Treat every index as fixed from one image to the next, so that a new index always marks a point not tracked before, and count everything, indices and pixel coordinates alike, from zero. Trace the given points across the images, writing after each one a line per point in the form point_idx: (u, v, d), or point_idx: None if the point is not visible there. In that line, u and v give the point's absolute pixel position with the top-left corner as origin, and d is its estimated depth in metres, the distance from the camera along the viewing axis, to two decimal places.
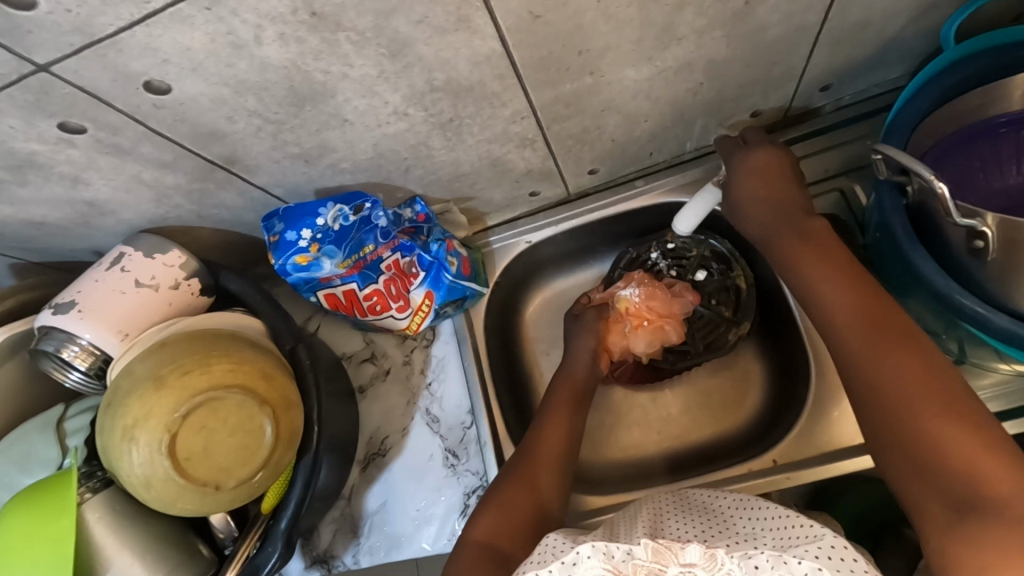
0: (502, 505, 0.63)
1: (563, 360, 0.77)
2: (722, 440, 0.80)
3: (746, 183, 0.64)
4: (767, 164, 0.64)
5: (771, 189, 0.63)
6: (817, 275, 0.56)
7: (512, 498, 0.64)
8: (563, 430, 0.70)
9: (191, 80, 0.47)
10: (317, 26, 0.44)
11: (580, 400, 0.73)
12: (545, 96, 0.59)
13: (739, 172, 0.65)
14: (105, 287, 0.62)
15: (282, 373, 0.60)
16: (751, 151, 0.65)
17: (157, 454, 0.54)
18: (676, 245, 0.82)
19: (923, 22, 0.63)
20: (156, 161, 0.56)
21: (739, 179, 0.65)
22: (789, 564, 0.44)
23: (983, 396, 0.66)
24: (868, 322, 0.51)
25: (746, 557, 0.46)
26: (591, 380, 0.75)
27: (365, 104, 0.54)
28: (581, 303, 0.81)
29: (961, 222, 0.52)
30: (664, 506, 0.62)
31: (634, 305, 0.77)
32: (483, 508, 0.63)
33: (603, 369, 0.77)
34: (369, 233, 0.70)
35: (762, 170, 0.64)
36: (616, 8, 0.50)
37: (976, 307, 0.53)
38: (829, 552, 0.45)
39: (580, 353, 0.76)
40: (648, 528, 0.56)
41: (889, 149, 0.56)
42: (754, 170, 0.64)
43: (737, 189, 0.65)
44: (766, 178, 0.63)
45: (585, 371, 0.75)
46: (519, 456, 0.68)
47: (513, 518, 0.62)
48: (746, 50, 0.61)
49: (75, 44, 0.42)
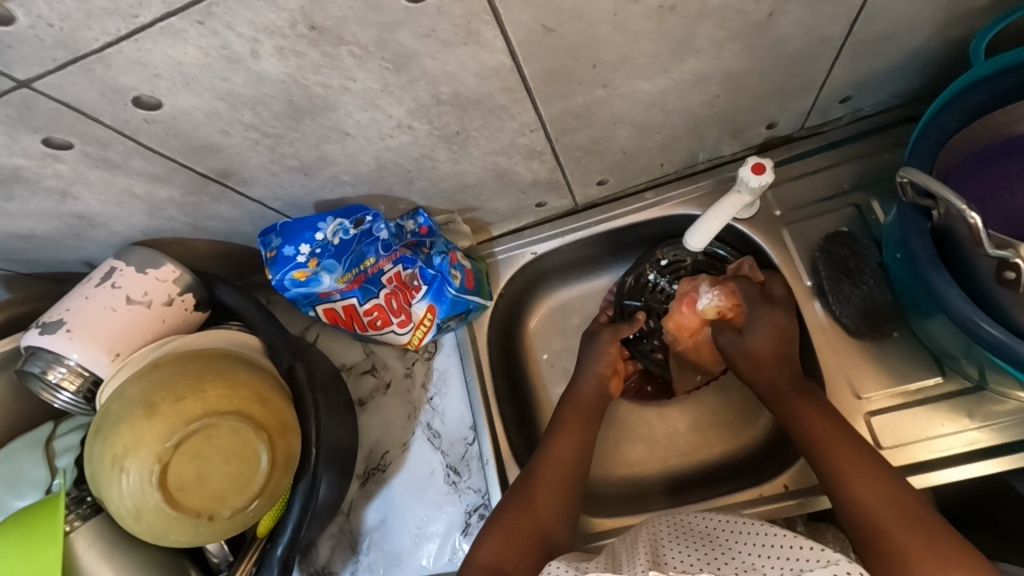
0: (501, 533, 0.61)
1: (572, 381, 0.76)
2: (730, 457, 0.78)
3: (754, 344, 0.67)
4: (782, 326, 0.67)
5: (778, 351, 0.66)
6: (805, 409, 0.63)
7: (515, 522, 0.62)
8: (573, 450, 0.69)
9: (184, 94, 0.45)
10: (317, 40, 0.42)
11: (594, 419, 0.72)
12: (554, 108, 0.57)
13: (756, 326, 0.67)
14: (94, 305, 0.60)
15: (279, 397, 0.58)
16: (763, 316, 0.67)
17: (149, 484, 0.52)
18: (670, 258, 0.80)
19: (951, 33, 0.61)
20: (148, 175, 0.54)
21: (749, 335, 0.68)
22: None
23: (999, 423, 0.63)
24: (838, 433, 0.60)
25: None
26: (597, 402, 0.73)
27: (367, 118, 0.52)
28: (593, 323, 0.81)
29: (994, 253, 0.50)
30: (661, 533, 0.59)
31: (722, 309, 0.73)
32: (488, 530, 0.61)
33: (612, 391, 0.76)
34: (370, 245, 0.68)
35: (776, 333, 0.67)
36: (632, 21, 0.48)
37: (998, 336, 0.51)
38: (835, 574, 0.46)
39: (590, 366, 0.75)
40: (651, 553, 0.54)
41: (915, 175, 0.54)
42: (763, 330, 0.67)
43: (750, 340, 0.68)
44: (776, 340, 0.67)
45: (595, 395, 0.74)
46: (525, 476, 0.67)
47: (511, 542, 0.61)
48: (766, 62, 0.58)
49: (58, 59, 0.40)
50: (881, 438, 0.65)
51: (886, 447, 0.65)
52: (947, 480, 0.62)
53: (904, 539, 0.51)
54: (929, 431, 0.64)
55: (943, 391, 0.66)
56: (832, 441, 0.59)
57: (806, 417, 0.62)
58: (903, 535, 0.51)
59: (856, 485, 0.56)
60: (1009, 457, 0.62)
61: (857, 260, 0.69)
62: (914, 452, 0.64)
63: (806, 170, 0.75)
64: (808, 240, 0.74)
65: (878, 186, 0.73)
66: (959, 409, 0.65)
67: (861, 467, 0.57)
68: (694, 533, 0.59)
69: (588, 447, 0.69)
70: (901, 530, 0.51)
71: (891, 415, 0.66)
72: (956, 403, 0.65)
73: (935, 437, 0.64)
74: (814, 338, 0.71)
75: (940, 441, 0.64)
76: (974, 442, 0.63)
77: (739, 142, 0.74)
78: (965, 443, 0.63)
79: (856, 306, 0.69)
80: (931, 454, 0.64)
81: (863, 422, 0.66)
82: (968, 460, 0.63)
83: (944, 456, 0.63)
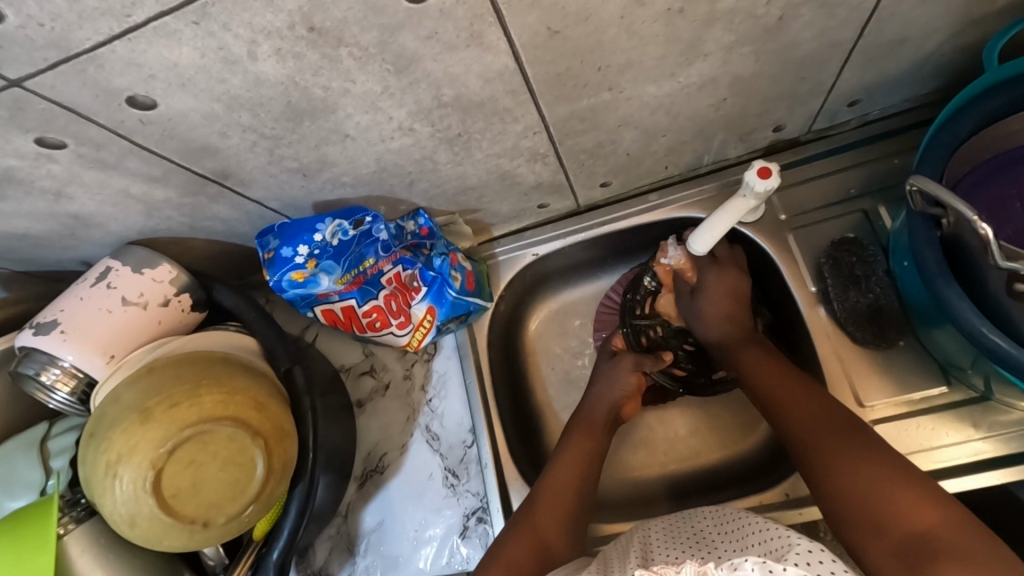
0: (506, 566, 0.59)
1: (581, 403, 0.74)
2: (733, 464, 0.77)
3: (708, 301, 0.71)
4: (733, 287, 0.71)
5: (729, 313, 0.71)
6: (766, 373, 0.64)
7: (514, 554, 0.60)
8: (580, 468, 0.67)
9: (180, 96, 0.44)
10: (316, 41, 0.41)
11: (598, 437, 0.70)
12: (559, 111, 0.56)
13: (705, 287, 0.72)
14: (90, 305, 0.59)
15: (277, 404, 0.57)
16: (711, 275, 0.71)
17: (142, 491, 0.52)
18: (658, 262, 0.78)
19: (963, 38, 0.59)
20: (145, 176, 0.53)
21: (699, 297, 0.72)
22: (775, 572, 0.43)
23: (1005, 434, 0.62)
24: (801, 395, 0.60)
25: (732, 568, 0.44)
26: (607, 420, 0.72)
27: (368, 120, 0.51)
28: (608, 347, 0.78)
29: (1004, 266, 0.49)
30: (651, 538, 0.58)
31: (682, 265, 0.74)
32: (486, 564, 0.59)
33: (626, 415, 0.75)
34: (369, 246, 0.67)
35: (727, 291, 0.71)
36: (640, 25, 0.47)
37: (1008, 348, 0.50)
38: (809, 559, 0.44)
39: (603, 389, 0.74)
40: (640, 558, 0.53)
41: (925, 183, 0.53)
42: (712, 292, 0.71)
43: (703, 301, 0.72)
44: (726, 298, 0.71)
45: (605, 417, 0.72)
46: (534, 493, 0.66)
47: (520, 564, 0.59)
48: (775, 67, 0.57)
49: (50, 59, 0.39)
50: None
51: None
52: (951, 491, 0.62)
53: (874, 488, 0.49)
54: (932, 441, 0.64)
55: (947, 401, 0.65)
56: (804, 409, 0.58)
57: (775, 379, 0.62)
58: (875, 483, 0.50)
59: (824, 449, 0.54)
60: (1015, 469, 0.61)
61: (864, 267, 0.69)
62: (917, 462, 0.63)
63: (812, 174, 0.74)
64: (813, 246, 0.73)
65: (886, 191, 0.71)
66: (964, 419, 0.64)
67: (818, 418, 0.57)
68: (684, 536, 0.57)
69: (588, 468, 0.68)
70: (875, 480, 0.50)
71: (894, 424, 0.65)
72: (961, 412, 0.64)
73: (939, 447, 0.63)
74: (819, 346, 0.70)
75: (944, 450, 0.63)
76: (979, 453, 0.62)
77: (745, 146, 0.73)
78: (969, 454, 0.63)
79: (862, 312, 0.68)
80: (935, 465, 0.63)
81: None
82: (971, 471, 0.62)
83: (948, 466, 0.63)
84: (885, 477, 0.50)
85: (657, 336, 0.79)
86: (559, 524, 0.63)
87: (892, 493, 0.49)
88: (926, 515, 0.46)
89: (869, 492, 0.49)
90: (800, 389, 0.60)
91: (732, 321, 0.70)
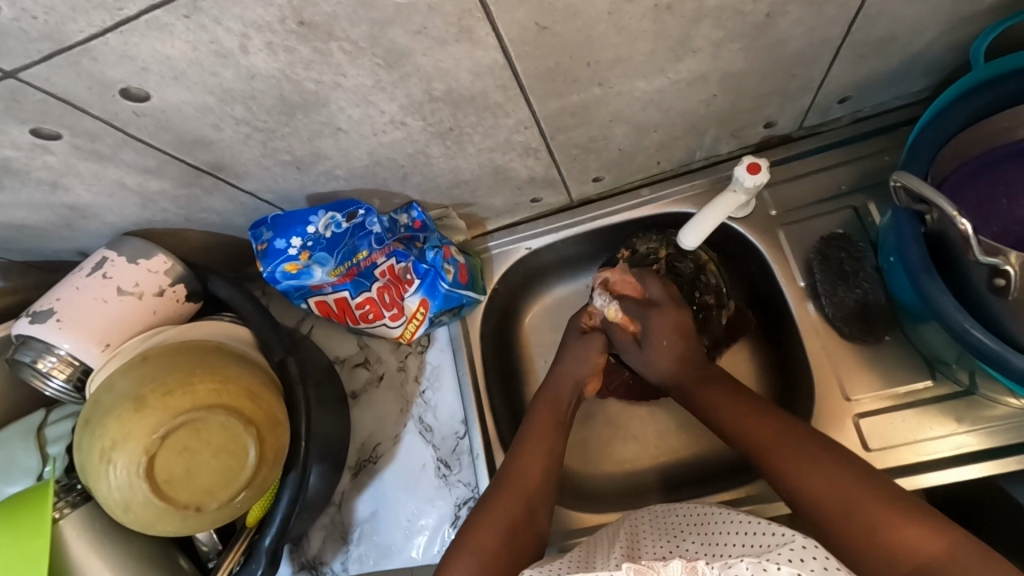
0: (477, 544, 0.57)
1: (547, 378, 0.73)
2: (723, 457, 0.78)
3: (657, 352, 0.69)
4: (680, 325, 0.69)
5: (678, 354, 0.68)
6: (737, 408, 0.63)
7: (485, 536, 0.58)
8: (548, 438, 0.67)
9: (173, 88, 0.44)
10: (306, 35, 0.41)
11: (559, 421, 0.69)
12: (549, 106, 0.56)
13: (650, 335, 0.69)
14: (86, 295, 0.60)
15: (270, 392, 0.58)
16: (653, 317, 0.69)
17: (136, 477, 0.53)
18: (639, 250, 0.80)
19: (952, 37, 0.60)
20: (140, 167, 0.54)
21: (647, 348, 0.69)
22: (769, 572, 0.42)
23: (988, 428, 0.63)
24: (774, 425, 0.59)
25: (725, 566, 0.44)
26: (570, 401, 0.71)
27: (360, 113, 0.51)
28: (576, 325, 0.75)
29: (984, 260, 0.50)
30: (640, 529, 0.59)
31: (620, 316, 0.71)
32: (460, 549, 0.57)
33: (589, 392, 0.73)
34: (363, 239, 0.68)
35: (671, 332, 0.68)
36: (628, 20, 0.47)
37: (992, 344, 0.50)
38: (803, 555, 0.43)
39: (568, 368, 0.72)
40: (626, 549, 0.54)
41: (908, 179, 0.54)
42: (659, 339, 0.68)
43: (652, 354, 0.69)
44: (676, 339, 0.68)
45: (570, 394, 0.71)
46: (499, 478, 0.64)
47: (484, 556, 0.56)
48: (764, 64, 0.58)
49: (44, 51, 0.40)
50: (869, 440, 0.65)
51: (875, 449, 0.65)
52: (934, 483, 0.62)
53: (870, 516, 0.49)
54: (917, 435, 0.64)
55: (933, 395, 0.66)
56: (787, 442, 0.57)
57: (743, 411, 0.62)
58: (873, 510, 0.50)
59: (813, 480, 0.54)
60: (998, 462, 0.62)
61: (852, 263, 0.70)
62: (903, 455, 0.64)
63: (804, 170, 0.75)
64: (803, 241, 0.74)
65: (876, 188, 0.72)
66: (948, 413, 0.64)
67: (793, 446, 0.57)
68: (670, 526, 0.58)
69: (552, 455, 0.66)
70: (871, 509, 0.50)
71: (881, 417, 0.66)
72: (945, 407, 0.65)
73: (924, 440, 0.64)
74: (808, 341, 0.70)
75: (929, 444, 0.64)
76: (963, 446, 0.63)
77: (737, 142, 0.73)
78: (954, 447, 0.63)
79: (851, 308, 0.69)
80: (920, 458, 0.64)
81: (852, 423, 0.66)
82: (956, 464, 0.63)
83: (932, 459, 0.63)
84: (881, 506, 0.50)
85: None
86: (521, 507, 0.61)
87: (888, 519, 0.49)
88: (930, 540, 0.47)
89: (867, 521, 0.49)
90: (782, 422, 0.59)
91: (680, 362, 0.68)
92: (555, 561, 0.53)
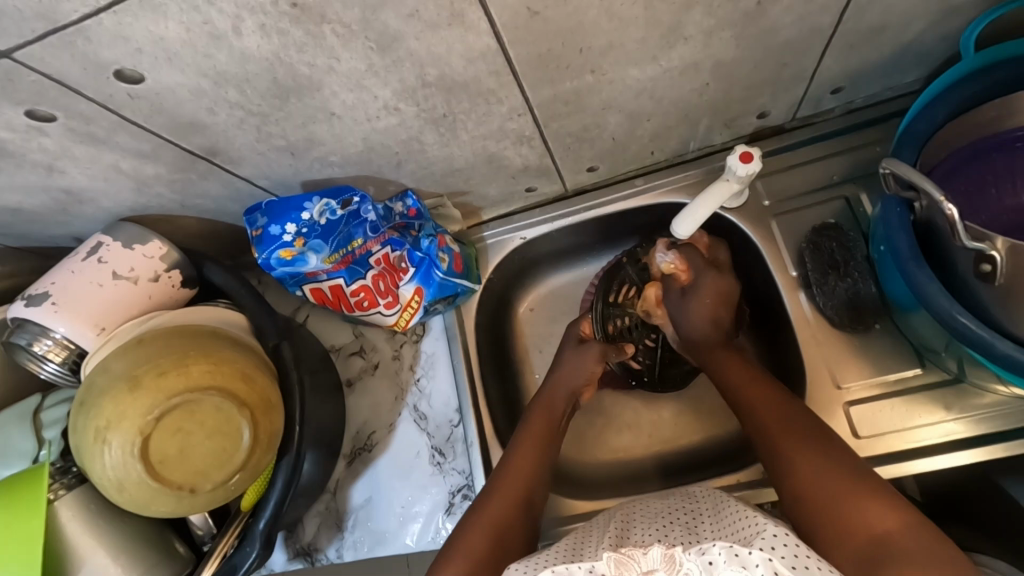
0: (466, 548, 0.56)
1: (544, 383, 0.74)
2: (717, 445, 0.78)
3: (698, 304, 0.69)
4: (719, 290, 0.69)
5: (714, 316, 0.69)
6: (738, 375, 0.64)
7: (472, 542, 0.57)
8: (535, 443, 0.67)
9: (168, 70, 0.45)
10: (299, 17, 0.42)
11: (553, 429, 0.69)
12: (543, 93, 0.57)
13: (699, 288, 0.69)
14: (81, 279, 0.60)
15: (265, 375, 0.59)
16: (707, 276, 0.69)
17: (131, 456, 0.53)
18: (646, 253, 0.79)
19: (942, 28, 0.61)
20: (134, 151, 0.54)
21: (688, 298, 0.70)
22: (742, 557, 0.42)
23: (977, 415, 0.63)
24: (765, 392, 0.61)
25: (701, 553, 0.43)
26: (564, 410, 0.71)
27: (354, 98, 0.52)
28: (574, 334, 0.77)
29: (970, 246, 0.50)
30: (632, 514, 0.59)
31: (676, 267, 0.72)
32: (450, 556, 0.55)
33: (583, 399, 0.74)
34: (358, 227, 0.68)
35: (717, 292, 0.69)
36: (619, 6, 0.48)
37: (979, 331, 0.51)
38: (776, 542, 0.43)
39: (565, 375, 0.73)
40: (615, 537, 0.53)
41: (897, 166, 0.54)
42: (705, 295, 0.69)
43: (692, 300, 0.70)
44: (717, 301, 0.69)
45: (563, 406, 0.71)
46: (493, 481, 0.64)
47: (475, 554, 0.56)
48: (756, 52, 0.58)
49: (38, 30, 0.40)
50: (859, 428, 0.66)
51: (865, 437, 0.65)
52: (923, 470, 0.63)
53: (842, 500, 0.49)
54: (906, 422, 0.65)
55: (922, 382, 0.66)
56: (776, 414, 0.59)
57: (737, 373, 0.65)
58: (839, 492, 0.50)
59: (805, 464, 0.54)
60: (987, 448, 0.62)
61: (845, 253, 0.70)
62: (892, 442, 0.65)
63: (798, 161, 0.75)
64: (796, 231, 0.74)
65: (869, 179, 0.73)
66: (936, 401, 0.65)
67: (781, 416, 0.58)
68: (661, 514, 0.57)
69: (544, 457, 0.66)
70: (844, 495, 0.50)
71: (870, 406, 0.67)
72: (935, 394, 0.65)
73: (913, 427, 0.65)
74: (798, 332, 0.71)
75: (918, 431, 0.64)
76: (952, 434, 0.64)
77: (731, 132, 0.74)
78: (942, 434, 0.64)
79: (841, 299, 0.69)
80: (910, 445, 0.64)
81: (843, 411, 0.67)
82: (945, 451, 0.63)
83: (921, 447, 0.64)
84: (857, 490, 0.49)
85: (624, 324, 0.78)
86: (511, 509, 0.60)
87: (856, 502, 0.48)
88: (892, 524, 0.46)
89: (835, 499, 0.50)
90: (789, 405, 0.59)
91: (715, 324, 0.69)
92: (539, 554, 0.51)
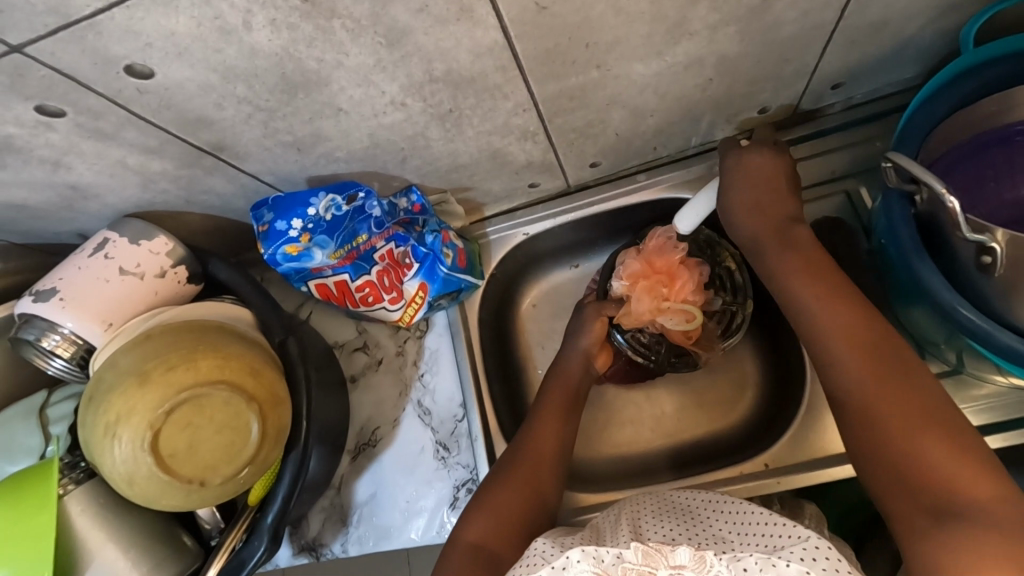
0: (494, 502, 0.60)
1: (557, 359, 0.75)
2: (720, 437, 0.79)
3: (734, 196, 0.64)
4: (769, 173, 0.63)
5: (761, 200, 0.63)
6: (793, 273, 0.58)
7: (502, 498, 0.61)
8: (555, 433, 0.67)
9: (177, 65, 0.45)
10: (310, 12, 0.42)
11: (572, 403, 0.70)
12: (548, 89, 0.57)
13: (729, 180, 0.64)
14: (89, 274, 0.61)
15: (271, 369, 0.59)
16: (751, 156, 0.64)
17: (140, 450, 0.53)
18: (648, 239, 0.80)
19: (943, 23, 0.61)
20: (142, 146, 0.54)
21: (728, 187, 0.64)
22: (778, 568, 0.41)
23: (976, 407, 0.64)
24: (825, 285, 0.56)
25: (734, 559, 0.43)
26: (580, 382, 0.72)
27: (361, 93, 0.52)
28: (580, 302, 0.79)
29: (971, 237, 0.51)
30: (643, 509, 0.58)
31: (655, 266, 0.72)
32: (478, 509, 0.60)
33: (599, 368, 0.75)
34: (363, 222, 0.68)
35: (769, 177, 0.63)
36: (626, 2, 0.48)
37: (979, 322, 0.52)
38: (816, 555, 0.42)
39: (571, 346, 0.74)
40: (631, 531, 0.52)
41: (900, 158, 0.55)
42: (746, 180, 0.64)
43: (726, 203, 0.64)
44: (762, 180, 0.63)
45: (580, 371, 0.73)
46: (514, 451, 0.66)
47: (504, 512, 0.59)
48: (758, 47, 0.58)
49: (50, 25, 0.40)
50: None
51: None
52: None
53: (899, 428, 0.47)
54: None
55: None
56: (843, 315, 0.53)
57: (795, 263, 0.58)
58: (897, 420, 0.47)
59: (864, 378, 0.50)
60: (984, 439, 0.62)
61: (846, 248, 0.73)
62: None
63: (798, 157, 0.76)
64: None
65: (869, 173, 0.74)
66: None
67: (848, 316, 0.53)
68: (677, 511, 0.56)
69: (565, 432, 0.68)
70: (900, 422, 0.47)
71: None
72: None
73: None
74: None
75: None
76: None
77: (733, 128, 0.74)
78: None
79: None
80: None
81: None
82: None
83: None
84: (912, 412, 0.47)
85: None
86: (529, 492, 0.62)
87: (923, 440, 0.45)
88: (950, 462, 0.43)
89: (892, 430, 0.47)
90: (853, 313, 0.54)
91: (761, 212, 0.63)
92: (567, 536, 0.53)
